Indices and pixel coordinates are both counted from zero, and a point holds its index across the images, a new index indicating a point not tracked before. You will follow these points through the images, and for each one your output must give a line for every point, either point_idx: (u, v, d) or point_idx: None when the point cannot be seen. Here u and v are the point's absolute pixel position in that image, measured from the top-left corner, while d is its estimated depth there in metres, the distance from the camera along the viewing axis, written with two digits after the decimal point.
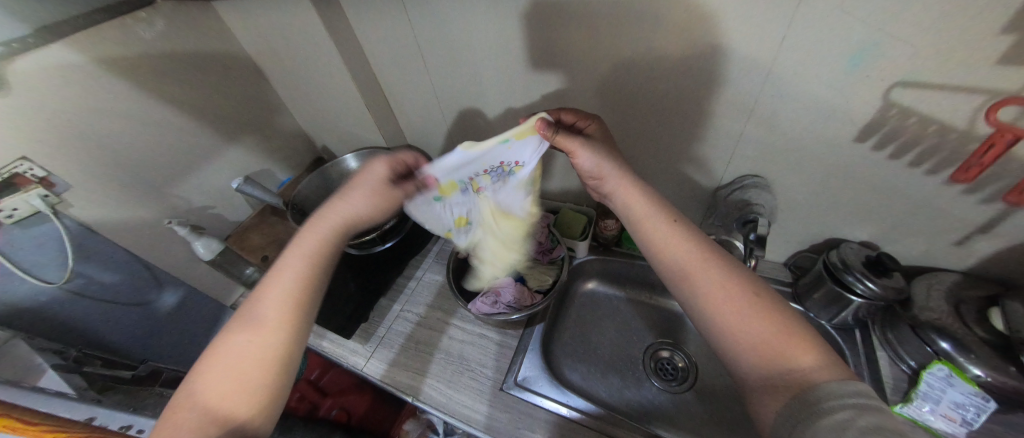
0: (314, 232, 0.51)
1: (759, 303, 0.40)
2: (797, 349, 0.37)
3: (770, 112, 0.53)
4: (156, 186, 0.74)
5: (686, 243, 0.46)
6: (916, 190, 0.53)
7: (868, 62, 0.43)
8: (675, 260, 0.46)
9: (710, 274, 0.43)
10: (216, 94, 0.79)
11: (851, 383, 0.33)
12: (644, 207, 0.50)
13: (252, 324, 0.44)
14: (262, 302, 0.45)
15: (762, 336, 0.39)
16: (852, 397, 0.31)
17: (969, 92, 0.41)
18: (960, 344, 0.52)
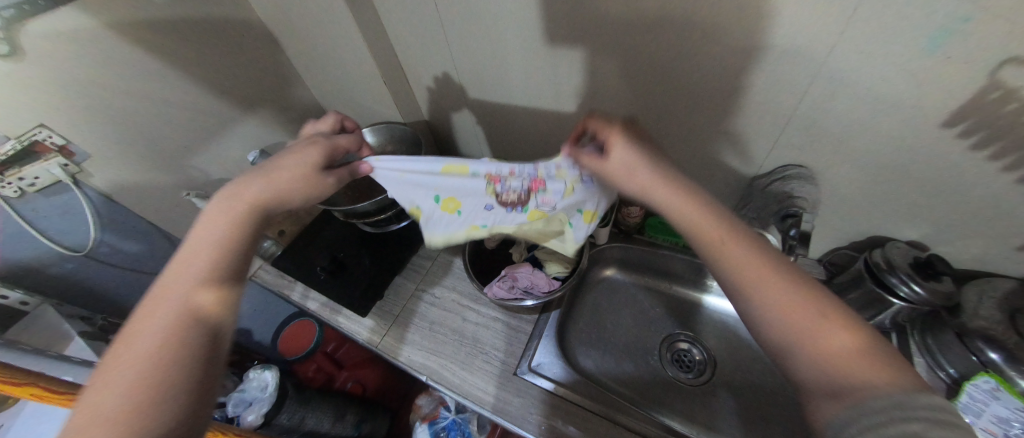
0: (232, 199, 0.43)
1: (835, 319, 0.31)
2: (864, 360, 0.29)
3: (825, 97, 0.48)
4: (174, 157, 0.74)
5: (734, 245, 0.37)
6: (984, 188, 0.47)
7: (951, 43, 0.38)
8: (729, 272, 0.37)
9: (754, 270, 0.35)
10: (232, 64, 0.77)
11: (924, 394, 0.26)
12: (690, 213, 0.41)
13: (161, 312, 0.35)
14: (183, 263, 0.38)
15: (824, 338, 0.30)
16: (924, 408, 0.24)
17: None
18: (1010, 355, 0.49)
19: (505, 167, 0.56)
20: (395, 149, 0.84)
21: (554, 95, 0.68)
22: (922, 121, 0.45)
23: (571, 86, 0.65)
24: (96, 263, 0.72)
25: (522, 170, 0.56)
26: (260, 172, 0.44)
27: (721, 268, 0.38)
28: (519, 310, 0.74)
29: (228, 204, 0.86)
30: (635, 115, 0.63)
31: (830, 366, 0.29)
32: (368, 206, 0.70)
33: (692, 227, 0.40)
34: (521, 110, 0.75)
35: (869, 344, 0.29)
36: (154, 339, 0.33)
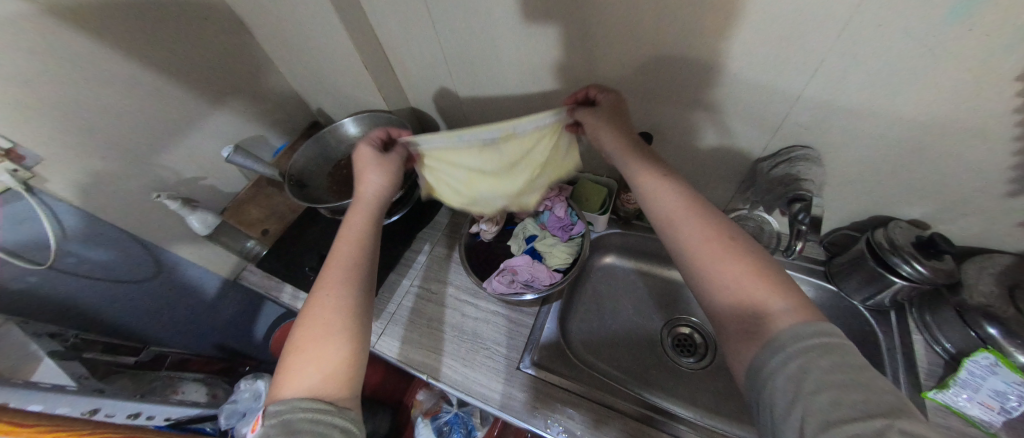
0: (353, 220, 0.53)
1: (728, 248, 0.41)
2: (772, 291, 0.37)
3: (837, 73, 0.46)
4: (139, 155, 0.68)
5: (682, 203, 0.45)
6: (991, 164, 0.47)
7: (975, 13, 0.36)
8: (676, 230, 0.44)
9: (695, 231, 0.43)
10: (195, 52, 0.71)
11: (818, 324, 0.34)
12: (668, 193, 0.46)
13: (313, 326, 0.42)
14: (320, 301, 0.44)
15: (738, 274, 0.39)
16: (816, 338, 0.32)
17: None
18: (1009, 330, 0.50)
19: None
20: None
21: (548, 78, 0.64)
22: (939, 94, 0.43)
23: (565, 68, 0.61)
24: (63, 273, 0.67)
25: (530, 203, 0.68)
26: (368, 165, 0.56)
27: (653, 197, 0.47)
28: (519, 303, 0.72)
29: (203, 204, 0.81)
30: (634, 97, 0.60)
31: (733, 293, 0.38)
32: None
33: (682, 204, 0.45)
34: (512, 96, 0.71)
35: (786, 289, 0.37)
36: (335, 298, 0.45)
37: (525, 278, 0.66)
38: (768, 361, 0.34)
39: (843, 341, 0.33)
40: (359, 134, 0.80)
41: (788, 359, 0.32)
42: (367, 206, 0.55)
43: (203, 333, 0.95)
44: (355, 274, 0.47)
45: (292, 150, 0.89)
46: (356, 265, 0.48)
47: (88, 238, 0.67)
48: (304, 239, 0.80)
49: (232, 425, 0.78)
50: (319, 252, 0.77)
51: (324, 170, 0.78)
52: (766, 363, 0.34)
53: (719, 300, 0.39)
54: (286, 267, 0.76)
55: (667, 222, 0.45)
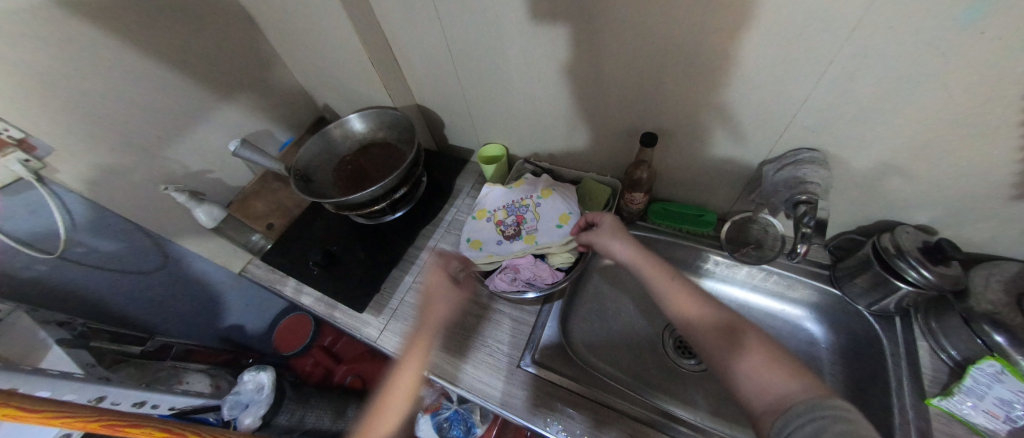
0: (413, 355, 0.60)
1: (739, 340, 0.46)
2: (782, 376, 0.42)
3: (845, 76, 0.45)
4: (147, 147, 0.68)
5: (696, 301, 0.51)
6: (1003, 169, 0.46)
7: (988, 17, 0.36)
8: (693, 327, 0.50)
9: (705, 331, 0.48)
10: (204, 46, 0.71)
11: (829, 398, 0.38)
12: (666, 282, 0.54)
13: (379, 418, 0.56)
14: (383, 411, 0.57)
15: (755, 365, 0.43)
16: (822, 409, 0.37)
17: None
18: (1015, 338, 0.49)
19: (505, 214, 0.71)
20: (386, 135, 0.80)
21: (554, 77, 0.64)
22: (950, 98, 0.43)
23: (571, 67, 0.61)
24: (71, 263, 0.68)
25: (521, 200, 0.72)
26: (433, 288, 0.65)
27: (665, 299, 0.53)
28: (521, 302, 0.72)
29: (210, 197, 0.82)
30: (640, 97, 0.60)
31: (752, 389, 0.43)
32: (360, 197, 0.68)
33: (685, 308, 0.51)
34: (518, 94, 0.71)
35: (801, 377, 0.41)
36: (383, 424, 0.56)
37: (528, 277, 0.65)
38: (787, 429, 0.38)
39: (851, 413, 0.36)
40: (364, 131, 0.80)
41: (802, 427, 0.37)
42: (429, 333, 0.62)
43: (208, 325, 0.96)
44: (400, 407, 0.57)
45: (298, 145, 0.89)
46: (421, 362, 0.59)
47: (96, 228, 0.68)
48: (308, 234, 0.81)
49: (234, 416, 0.79)
50: (323, 247, 0.77)
51: (329, 165, 0.79)
52: (786, 433, 0.38)
53: (749, 396, 0.43)
54: (290, 261, 0.77)
55: (681, 317, 0.51)
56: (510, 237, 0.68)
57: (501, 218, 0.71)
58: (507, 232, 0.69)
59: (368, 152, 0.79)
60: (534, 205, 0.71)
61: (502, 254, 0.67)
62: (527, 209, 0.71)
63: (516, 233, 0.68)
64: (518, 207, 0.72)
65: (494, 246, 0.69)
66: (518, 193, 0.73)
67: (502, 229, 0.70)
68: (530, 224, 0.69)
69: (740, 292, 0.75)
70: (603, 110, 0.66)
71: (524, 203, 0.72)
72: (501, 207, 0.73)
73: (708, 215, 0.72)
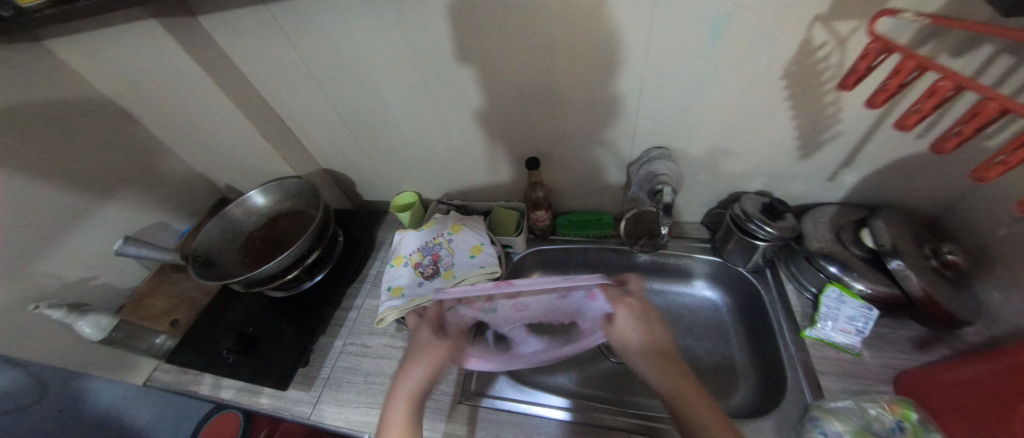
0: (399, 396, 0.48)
1: None
2: None
3: (658, 87, 0.57)
4: (11, 266, 0.62)
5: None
6: (786, 138, 0.60)
7: (725, 32, 0.48)
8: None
9: None
10: (72, 149, 0.69)
11: None
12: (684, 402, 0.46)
13: None
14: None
15: None
16: None
17: (797, 47, 0.48)
18: (845, 265, 0.61)
19: (420, 255, 0.74)
20: (292, 204, 0.80)
21: (439, 122, 0.71)
22: (731, 92, 0.55)
23: (449, 109, 0.68)
24: None
25: (434, 238, 0.75)
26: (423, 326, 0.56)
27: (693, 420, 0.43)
28: None
29: (96, 306, 0.75)
30: (516, 126, 0.69)
31: None
32: (268, 269, 0.66)
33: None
34: (412, 143, 0.77)
35: None
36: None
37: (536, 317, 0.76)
38: None
39: None
40: (268, 204, 0.80)
41: None
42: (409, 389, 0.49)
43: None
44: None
45: (198, 231, 0.86)
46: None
47: None
48: (222, 322, 0.77)
49: None
50: (237, 330, 0.73)
51: (234, 245, 0.76)
52: None
53: None
54: (199, 354, 0.72)
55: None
56: (430, 277, 0.72)
57: (417, 260, 0.74)
58: (427, 274, 0.72)
59: (276, 224, 0.79)
60: (447, 241, 0.75)
61: (421, 295, 0.69)
62: (440, 248, 0.74)
63: (435, 272, 0.72)
64: (436, 249, 0.74)
65: (415, 288, 0.70)
66: (430, 232, 0.76)
67: (421, 273, 0.72)
68: (455, 261, 0.72)
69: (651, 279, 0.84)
70: (490, 141, 0.73)
71: (438, 242, 0.75)
72: (416, 249, 0.75)
73: (605, 217, 0.81)
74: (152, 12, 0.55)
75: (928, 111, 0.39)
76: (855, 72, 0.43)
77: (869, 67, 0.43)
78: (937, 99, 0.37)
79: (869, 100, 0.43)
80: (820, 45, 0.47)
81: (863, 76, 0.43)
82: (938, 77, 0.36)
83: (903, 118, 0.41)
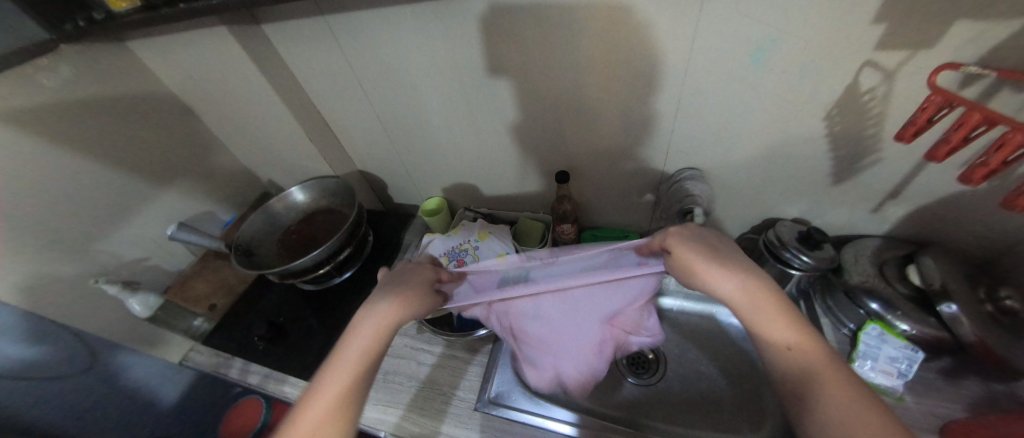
0: (382, 308, 0.49)
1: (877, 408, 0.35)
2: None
3: (696, 107, 0.57)
4: (78, 242, 0.68)
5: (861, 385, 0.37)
6: (828, 166, 0.58)
7: (768, 57, 0.48)
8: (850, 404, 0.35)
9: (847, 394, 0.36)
10: (139, 139, 0.75)
11: None
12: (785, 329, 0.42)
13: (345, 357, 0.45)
14: (353, 346, 0.46)
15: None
16: None
17: (844, 75, 0.47)
18: (887, 303, 0.58)
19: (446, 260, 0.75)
20: (329, 203, 0.84)
21: (473, 131, 0.73)
22: (771, 116, 0.55)
23: (485, 119, 0.70)
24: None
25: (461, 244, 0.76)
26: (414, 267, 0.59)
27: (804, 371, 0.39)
28: (473, 345, 0.74)
29: (146, 285, 0.80)
30: (549, 140, 0.70)
31: None
32: (303, 262, 0.70)
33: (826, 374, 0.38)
34: (446, 150, 0.79)
35: None
36: (349, 368, 0.45)
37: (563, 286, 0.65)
38: None
39: None
40: (307, 201, 0.84)
41: None
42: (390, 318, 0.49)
43: None
44: (365, 366, 0.45)
45: (240, 222, 0.91)
46: (362, 366, 0.45)
47: (23, 335, 0.63)
48: (255, 310, 0.80)
49: None
50: (268, 319, 0.77)
51: (273, 237, 0.81)
52: None
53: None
54: (234, 339, 0.76)
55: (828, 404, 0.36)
56: None
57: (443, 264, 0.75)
58: None
59: (312, 220, 0.83)
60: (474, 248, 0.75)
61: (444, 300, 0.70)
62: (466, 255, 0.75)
63: None
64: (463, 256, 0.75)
65: None
66: (458, 238, 0.77)
67: None
68: None
69: (677, 303, 0.81)
70: (522, 152, 0.74)
71: (464, 248, 0.75)
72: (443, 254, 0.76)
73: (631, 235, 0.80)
74: (223, 20, 0.60)
75: (997, 165, 0.37)
76: (915, 123, 0.42)
77: (928, 120, 0.42)
78: (1006, 153, 0.36)
79: (930, 154, 0.42)
80: (870, 74, 0.46)
81: (921, 128, 0.42)
82: (1010, 130, 0.35)
83: (968, 171, 0.39)
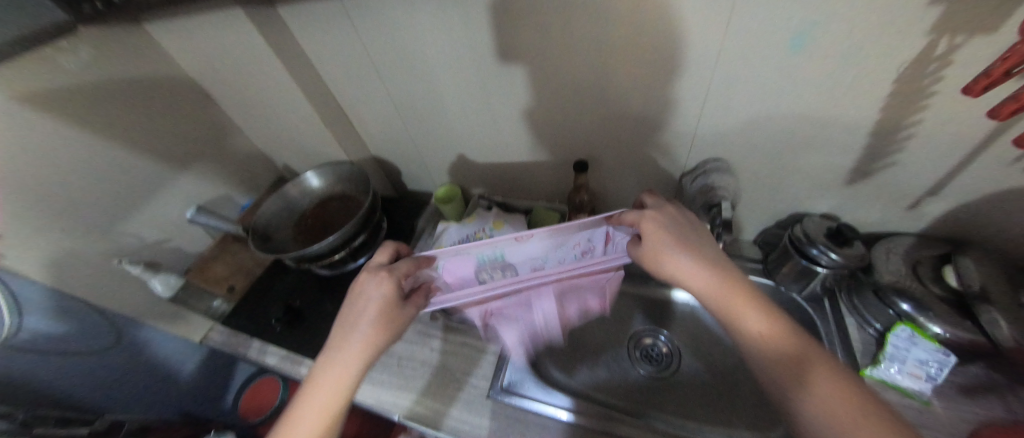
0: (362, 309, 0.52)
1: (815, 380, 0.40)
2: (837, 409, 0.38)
3: (726, 95, 0.54)
4: (101, 224, 0.69)
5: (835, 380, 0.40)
6: (866, 159, 0.55)
7: (810, 42, 0.45)
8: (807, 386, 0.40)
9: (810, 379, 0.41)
10: (156, 122, 0.75)
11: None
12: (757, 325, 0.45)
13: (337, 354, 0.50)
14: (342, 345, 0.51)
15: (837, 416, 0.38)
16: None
17: (894, 62, 0.44)
18: (920, 304, 0.55)
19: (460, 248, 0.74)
20: (343, 188, 0.84)
21: (489, 117, 0.71)
22: (807, 106, 0.51)
23: (502, 103, 0.67)
24: (17, 351, 0.64)
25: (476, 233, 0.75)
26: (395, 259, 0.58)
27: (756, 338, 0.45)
28: (485, 333, 0.74)
29: (168, 266, 0.82)
30: (567, 127, 0.68)
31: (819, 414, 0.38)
32: (318, 248, 0.70)
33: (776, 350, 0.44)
34: (461, 137, 0.77)
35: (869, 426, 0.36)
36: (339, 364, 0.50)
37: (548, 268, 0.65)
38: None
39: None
40: (322, 186, 0.84)
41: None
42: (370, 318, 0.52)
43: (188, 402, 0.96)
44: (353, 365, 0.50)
45: (257, 206, 0.92)
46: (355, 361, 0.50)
47: (47, 311, 0.66)
48: (272, 293, 0.82)
49: None
50: (285, 303, 0.78)
51: (289, 222, 0.81)
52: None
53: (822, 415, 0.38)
54: (253, 321, 0.77)
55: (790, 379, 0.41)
56: None
57: None
58: None
59: (327, 205, 0.83)
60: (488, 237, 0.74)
61: None
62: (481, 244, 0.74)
63: None
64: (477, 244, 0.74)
65: None
66: (473, 227, 0.76)
67: None
68: None
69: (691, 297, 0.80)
70: (539, 140, 0.72)
71: (479, 236, 0.74)
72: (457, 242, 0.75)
73: None
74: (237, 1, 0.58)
75: None
76: (988, 77, 0.36)
77: (1006, 72, 0.36)
78: None
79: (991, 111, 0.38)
80: (922, 62, 0.43)
81: (994, 80, 0.36)
82: None
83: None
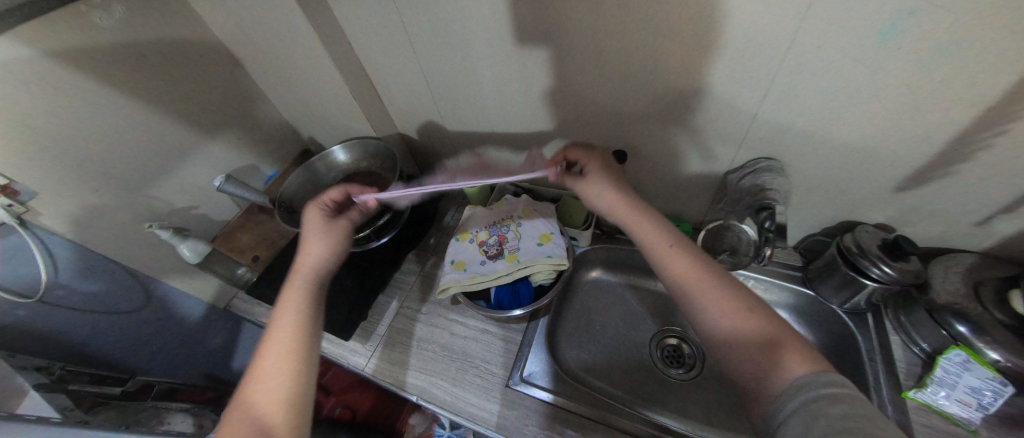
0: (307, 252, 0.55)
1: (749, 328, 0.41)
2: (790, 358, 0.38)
3: (791, 89, 0.49)
4: (131, 186, 0.69)
5: (743, 312, 0.42)
6: (937, 169, 0.51)
7: (902, 33, 0.40)
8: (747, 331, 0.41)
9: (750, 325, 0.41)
10: (186, 87, 0.74)
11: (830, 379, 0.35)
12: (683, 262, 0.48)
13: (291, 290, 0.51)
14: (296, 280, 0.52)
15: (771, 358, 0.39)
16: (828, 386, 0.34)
17: (998, 62, 0.39)
18: (977, 327, 0.52)
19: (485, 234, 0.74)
20: (369, 164, 0.83)
21: (525, 101, 0.68)
22: (881, 106, 0.47)
23: (540, 88, 0.64)
24: (51, 306, 0.66)
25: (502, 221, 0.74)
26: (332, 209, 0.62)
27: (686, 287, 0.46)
28: (506, 321, 0.73)
29: (195, 233, 0.83)
30: (607, 117, 0.64)
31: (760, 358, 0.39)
32: None
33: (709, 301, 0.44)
34: (493, 119, 0.75)
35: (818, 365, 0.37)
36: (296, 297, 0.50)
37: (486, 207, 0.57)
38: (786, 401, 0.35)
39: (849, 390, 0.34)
40: (348, 161, 0.83)
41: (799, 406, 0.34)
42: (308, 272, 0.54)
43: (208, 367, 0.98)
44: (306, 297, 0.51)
45: (283, 177, 0.91)
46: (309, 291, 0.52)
47: (80, 269, 0.66)
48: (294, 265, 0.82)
49: None
50: None
51: (314, 196, 0.80)
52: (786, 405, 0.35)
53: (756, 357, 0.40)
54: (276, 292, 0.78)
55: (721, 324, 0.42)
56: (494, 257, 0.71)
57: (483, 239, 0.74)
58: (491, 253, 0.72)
59: (352, 181, 0.81)
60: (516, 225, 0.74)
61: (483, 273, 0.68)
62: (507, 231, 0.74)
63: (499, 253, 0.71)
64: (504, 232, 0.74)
65: (479, 266, 0.70)
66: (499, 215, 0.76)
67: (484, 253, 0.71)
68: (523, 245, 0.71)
69: None
70: (576, 128, 0.69)
71: (506, 224, 0.75)
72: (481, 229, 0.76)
73: (683, 225, 0.75)
74: None
75: None
76: None
77: None
78: None
79: None
80: None
81: None
82: None
83: None
